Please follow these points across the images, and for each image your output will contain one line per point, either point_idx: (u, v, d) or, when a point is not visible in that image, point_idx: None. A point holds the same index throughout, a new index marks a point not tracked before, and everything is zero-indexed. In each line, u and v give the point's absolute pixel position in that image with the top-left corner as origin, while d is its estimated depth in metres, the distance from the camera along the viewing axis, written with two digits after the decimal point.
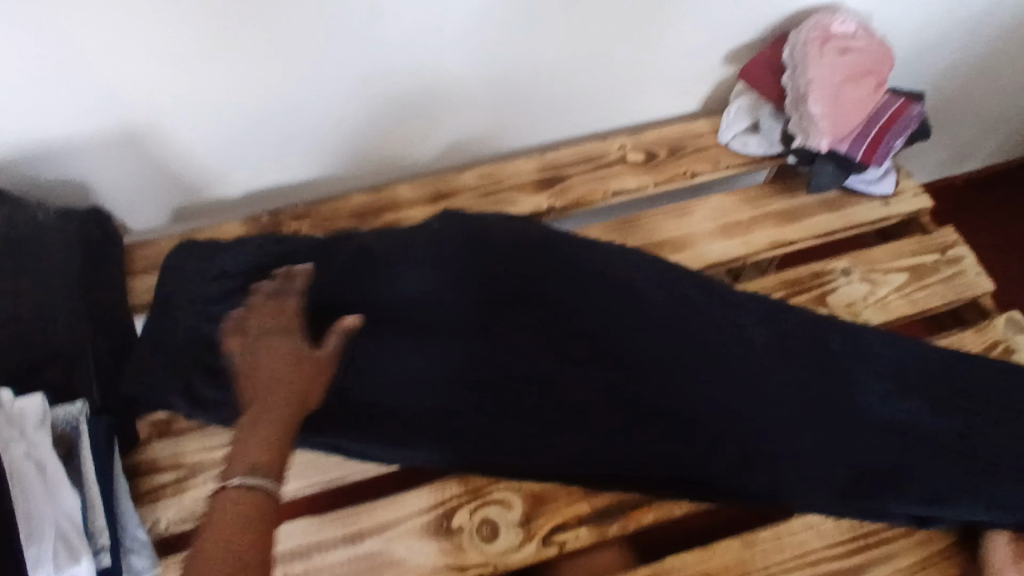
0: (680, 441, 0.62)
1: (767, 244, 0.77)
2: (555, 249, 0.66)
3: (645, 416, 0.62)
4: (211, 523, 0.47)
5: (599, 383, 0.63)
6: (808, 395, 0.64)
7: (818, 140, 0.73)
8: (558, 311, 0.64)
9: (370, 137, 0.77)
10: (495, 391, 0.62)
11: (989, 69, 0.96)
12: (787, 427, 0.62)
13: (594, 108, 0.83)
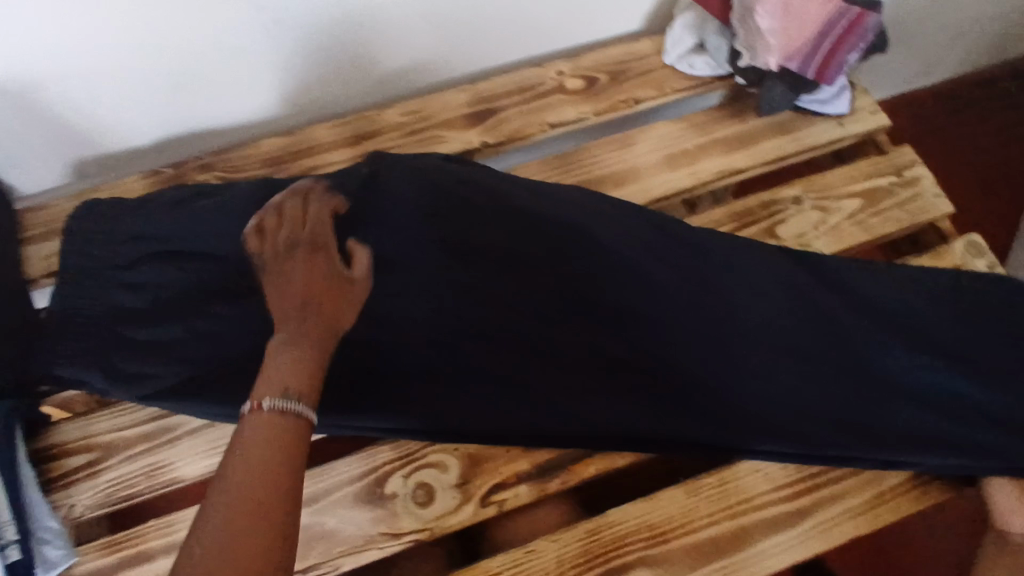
0: (636, 397, 0.58)
1: (715, 173, 0.72)
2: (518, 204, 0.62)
3: (598, 372, 0.59)
4: (239, 444, 0.39)
5: (553, 340, 0.59)
6: (770, 341, 0.61)
7: (767, 56, 0.68)
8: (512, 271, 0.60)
9: (278, 74, 0.70)
10: (445, 355, 0.58)
11: None
12: (747, 375, 0.60)
13: (528, 30, 0.75)
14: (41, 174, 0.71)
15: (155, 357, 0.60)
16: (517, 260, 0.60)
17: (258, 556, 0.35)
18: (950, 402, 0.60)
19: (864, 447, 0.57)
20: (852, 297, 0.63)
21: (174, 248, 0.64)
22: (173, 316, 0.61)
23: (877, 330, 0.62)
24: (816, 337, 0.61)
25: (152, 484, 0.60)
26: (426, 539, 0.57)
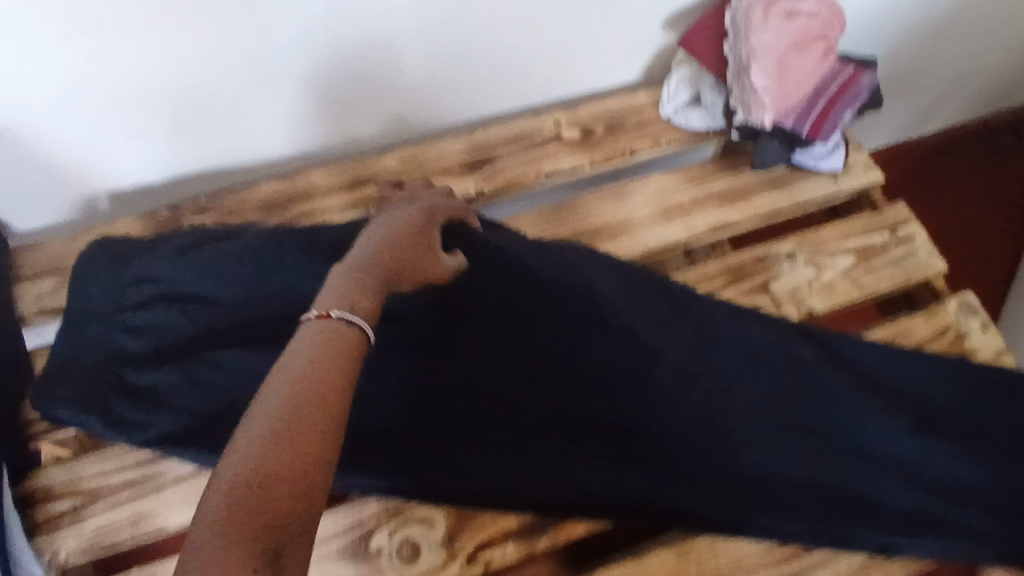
0: (626, 464, 0.59)
1: (710, 226, 0.73)
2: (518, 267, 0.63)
3: (590, 438, 0.60)
4: (288, 354, 0.38)
5: (544, 406, 0.60)
6: (762, 409, 0.61)
7: (761, 114, 0.68)
8: (509, 336, 0.62)
9: (277, 119, 0.70)
10: (443, 417, 0.60)
11: (944, 30, 0.91)
12: (736, 444, 0.60)
13: (526, 80, 0.76)
14: (37, 213, 0.71)
15: (153, 408, 0.59)
16: (514, 325, 0.62)
17: (301, 455, 0.33)
18: (940, 480, 0.60)
19: (855, 524, 0.57)
20: (843, 368, 0.64)
21: (169, 291, 0.64)
22: (181, 362, 0.61)
23: (870, 400, 0.62)
24: (806, 407, 0.62)
25: (136, 532, 0.58)
26: None
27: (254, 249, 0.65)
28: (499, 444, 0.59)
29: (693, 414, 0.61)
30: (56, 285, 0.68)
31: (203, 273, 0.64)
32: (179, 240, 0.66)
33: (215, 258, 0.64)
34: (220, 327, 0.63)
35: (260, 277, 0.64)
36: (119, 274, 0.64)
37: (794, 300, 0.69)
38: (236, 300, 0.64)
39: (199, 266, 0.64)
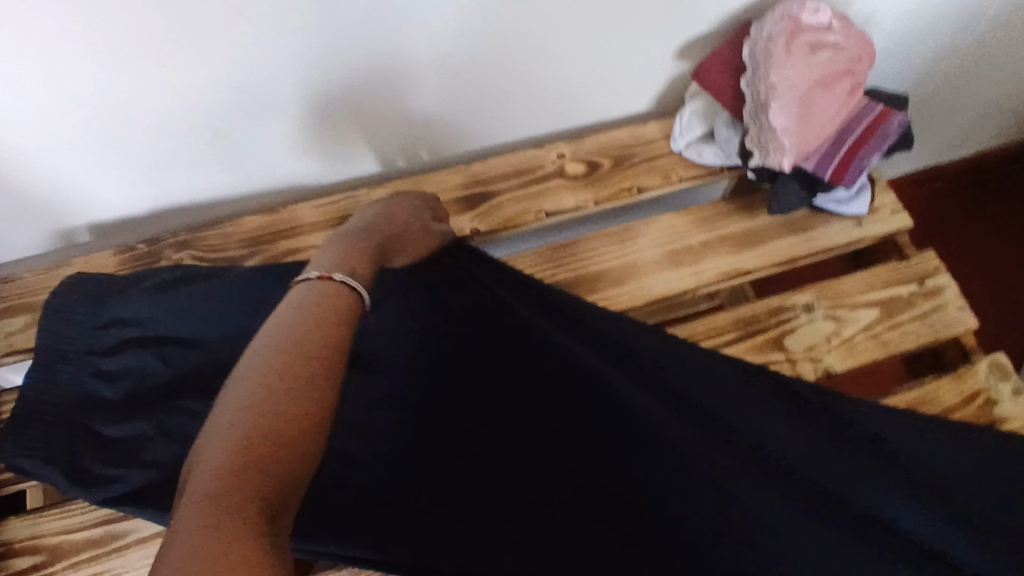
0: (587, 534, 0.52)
1: (721, 272, 0.68)
2: (502, 305, 0.64)
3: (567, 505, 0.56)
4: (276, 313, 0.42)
5: (532, 471, 0.57)
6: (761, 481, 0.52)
7: (779, 157, 0.63)
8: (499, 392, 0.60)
9: (262, 151, 0.66)
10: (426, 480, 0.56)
11: (990, 60, 0.84)
12: (715, 515, 0.50)
13: (531, 110, 0.71)
14: (16, 243, 0.68)
15: (124, 461, 0.56)
16: (504, 378, 0.61)
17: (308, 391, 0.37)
18: None
19: None
20: (878, 454, 0.56)
21: (143, 335, 0.60)
22: (152, 412, 0.58)
23: (888, 482, 0.53)
24: (807, 476, 0.53)
25: None
26: None
27: (239, 294, 0.62)
28: (482, 514, 0.56)
29: (676, 480, 0.53)
30: (31, 322, 0.65)
31: (180, 317, 0.61)
32: (159, 280, 0.63)
33: (196, 301, 0.61)
34: (193, 373, 0.60)
35: (239, 323, 0.61)
36: (89, 316, 0.60)
37: (812, 356, 0.64)
38: (213, 341, 0.61)
39: (177, 309, 0.61)
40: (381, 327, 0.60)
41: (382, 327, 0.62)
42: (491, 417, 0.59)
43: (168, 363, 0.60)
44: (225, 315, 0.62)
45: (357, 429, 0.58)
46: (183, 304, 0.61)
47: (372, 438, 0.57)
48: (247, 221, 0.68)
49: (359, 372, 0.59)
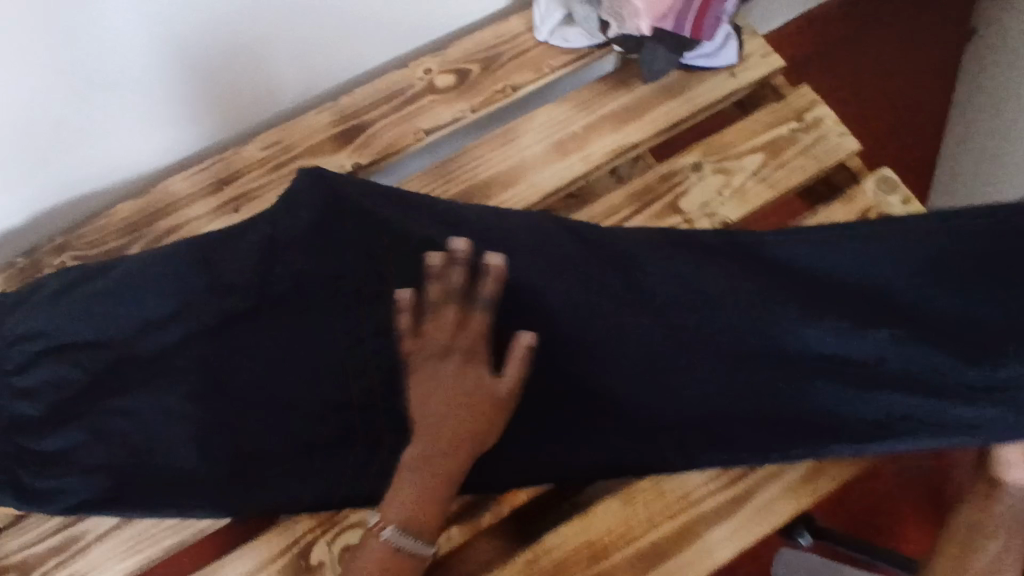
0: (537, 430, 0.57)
1: (609, 152, 0.68)
2: (397, 228, 0.60)
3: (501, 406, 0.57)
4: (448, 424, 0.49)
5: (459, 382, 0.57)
6: (692, 350, 0.57)
7: (636, 22, 0.64)
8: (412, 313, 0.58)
9: (116, 133, 0.63)
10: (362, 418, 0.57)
11: None
12: (651, 390, 0.57)
13: (382, 31, 0.69)
14: None
15: (59, 472, 0.55)
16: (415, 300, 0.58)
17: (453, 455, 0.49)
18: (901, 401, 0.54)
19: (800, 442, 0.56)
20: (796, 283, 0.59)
21: (48, 344, 0.58)
22: (79, 417, 0.56)
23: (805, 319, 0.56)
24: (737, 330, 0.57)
25: None
26: None
27: (123, 280, 0.59)
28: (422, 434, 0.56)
29: (615, 365, 0.57)
30: None
31: (76, 320, 0.58)
32: (45, 287, 0.60)
33: (89, 298, 0.59)
34: (104, 374, 0.58)
35: (141, 308, 0.59)
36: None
37: (702, 219, 0.66)
38: (122, 333, 0.59)
39: (72, 310, 0.58)
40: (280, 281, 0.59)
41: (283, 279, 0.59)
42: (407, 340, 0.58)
43: (75, 365, 0.58)
44: (121, 304, 0.59)
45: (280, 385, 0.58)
46: (77, 304, 0.59)
47: (297, 393, 0.57)
48: (127, 209, 0.66)
49: (267, 330, 0.58)
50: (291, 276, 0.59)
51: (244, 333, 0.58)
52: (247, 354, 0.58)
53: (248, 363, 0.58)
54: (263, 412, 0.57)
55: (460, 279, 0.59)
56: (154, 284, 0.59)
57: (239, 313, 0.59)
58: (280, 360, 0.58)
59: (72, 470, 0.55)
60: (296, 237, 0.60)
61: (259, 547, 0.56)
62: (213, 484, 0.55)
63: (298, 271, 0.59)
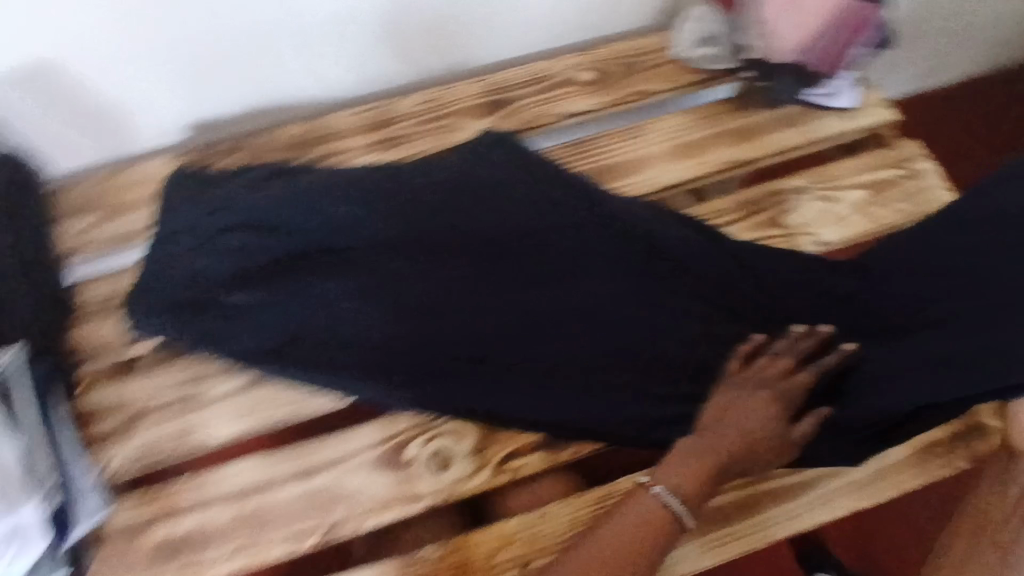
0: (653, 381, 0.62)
1: (727, 162, 0.75)
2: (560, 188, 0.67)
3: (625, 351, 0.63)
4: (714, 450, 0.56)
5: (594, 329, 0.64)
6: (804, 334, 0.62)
7: (774, 54, 0.73)
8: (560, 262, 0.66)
9: (316, 58, 0.72)
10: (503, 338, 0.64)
11: None
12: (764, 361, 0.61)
13: (544, 20, 0.78)
14: (80, 154, 0.72)
15: (239, 326, 0.63)
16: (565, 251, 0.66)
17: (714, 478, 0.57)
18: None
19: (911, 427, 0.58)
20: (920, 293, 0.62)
21: (242, 216, 0.65)
22: (262, 285, 0.64)
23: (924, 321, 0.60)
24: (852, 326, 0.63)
25: (182, 445, 0.61)
26: (443, 503, 0.60)
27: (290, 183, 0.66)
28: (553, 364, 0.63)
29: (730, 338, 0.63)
30: (98, 221, 0.68)
31: (271, 204, 0.65)
32: (257, 173, 0.68)
33: (287, 191, 0.66)
34: (290, 255, 0.65)
35: (330, 204, 0.66)
36: (201, 203, 0.65)
37: (802, 235, 0.72)
38: (304, 225, 0.65)
39: (274, 194, 0.66)
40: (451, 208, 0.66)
41: (455, 205, 0.66)
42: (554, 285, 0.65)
43: (243, 241, 0.64)
44: (310, 200, 0.66)
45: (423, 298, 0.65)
46: (280, 190, 0.66)
47: (429, 311, 0.64)
48: (299, 126, 0.73)
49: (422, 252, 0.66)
50: (462, 208, 0.67)
51: (417, 250, 0.66)
52: (417, 265, 0.65)
53: (396, 268, 0.65)
54: (405, 316, 0.64)
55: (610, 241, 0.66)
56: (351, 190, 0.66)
57: (398, 222, 0.66)
58: (443, 284, 0.65)
59: (253, 328, 0.63)
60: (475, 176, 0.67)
61: (360, 436, 0.62)
62: (363, 368, 0.62)
63: (470, 205, 0.67)
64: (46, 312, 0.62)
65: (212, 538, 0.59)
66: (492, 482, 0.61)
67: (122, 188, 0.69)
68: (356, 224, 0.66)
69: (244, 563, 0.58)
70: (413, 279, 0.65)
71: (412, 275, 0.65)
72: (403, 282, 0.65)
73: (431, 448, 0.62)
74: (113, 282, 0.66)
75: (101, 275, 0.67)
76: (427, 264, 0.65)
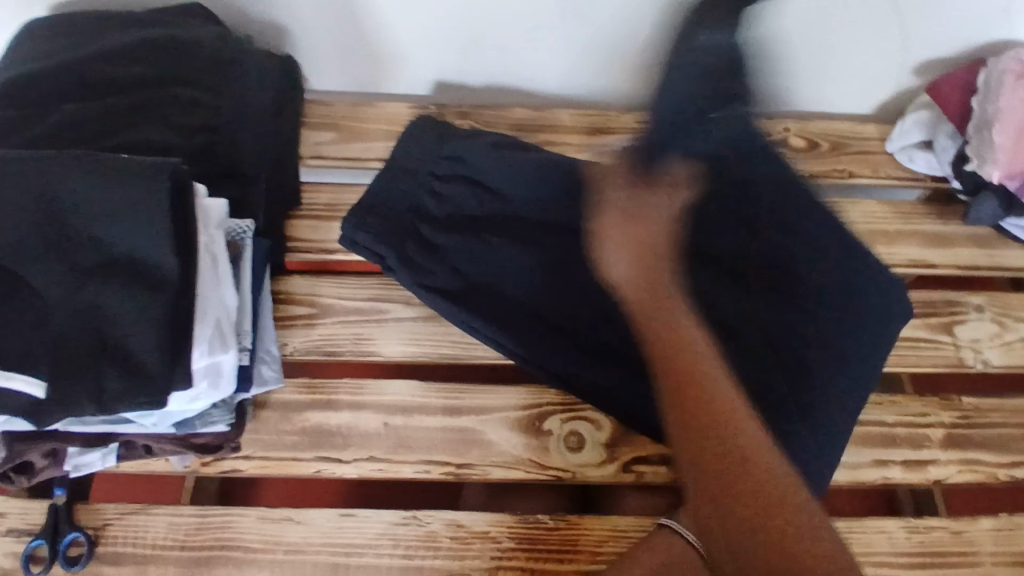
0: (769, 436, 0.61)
1: (910, 259, 0.77)
2: (728, 238, 0.72)
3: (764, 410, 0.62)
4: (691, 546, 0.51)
5: (747, 377, 0.64)
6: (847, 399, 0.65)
7: (988, 168, 0.71)
8: (732, 309, 0.67)
9: (559, 60, 0.79)
10: None
11: None
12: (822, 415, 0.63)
13: (774, 81, 0.83)
14: (336, 79, 0.81)
15: (429, 262, 0.66)
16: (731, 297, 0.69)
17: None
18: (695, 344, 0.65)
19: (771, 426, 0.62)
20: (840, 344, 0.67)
21: (473, 175, 0.70)
22: (462, 231, 0.67)
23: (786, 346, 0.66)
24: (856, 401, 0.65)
25: (355, 349, 0.67)
26: (567, 479, 0.63)
27: (517, 152, 0.71)
28: (694, 394, 0.63)
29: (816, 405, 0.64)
30: (336, 139, 0.77)
31: (500, 171, 0.70)
32: (492, 136, 0.72)
33: (516, 163, 0.70)
34: (495, 216, 0.69)
35: (552, 185, 0.69)
36: (439, 153, 0.71)
37: (964, 352, 0.72)
38: (517, 196, 0.69)
39: (503, 161, 0.70)
40: None
41: None
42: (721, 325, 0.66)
43: (466, 196, 0.69)
44: (532, 174, 0.70)
45: (601, 291, 0.66)
46: (509, 158, 0.70)
47: (609, 296, 0.66)
48: (526, 113, 0.80)
49: None
50: (659, 228, 0.70)
51: None
52: None
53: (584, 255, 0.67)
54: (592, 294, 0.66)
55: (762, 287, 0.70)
56: (572, 179, 0.69)
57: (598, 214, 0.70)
58: None
59: (440, 269, 0.66)
60: (685, 206, 0.72)
61: (508, 396, 0.66)
62: (530, 334, 0.65)
63: (677, 226, 0.70)
64: (277, 199, 0.69)
65: (357, 439, 0.63)
66: (616, 478, 0.64)
67: (365, 119, 0.78)
68: (565, 202, 0.69)
69: (378, 469, 0.62)
70: (600, 275, 0.67)
71: (598, 269, 0.67)
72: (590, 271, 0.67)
73: (568, 427, 0.65)
74: (337, 192, 0.75)
75: (327, 184, 0.75)
76: None
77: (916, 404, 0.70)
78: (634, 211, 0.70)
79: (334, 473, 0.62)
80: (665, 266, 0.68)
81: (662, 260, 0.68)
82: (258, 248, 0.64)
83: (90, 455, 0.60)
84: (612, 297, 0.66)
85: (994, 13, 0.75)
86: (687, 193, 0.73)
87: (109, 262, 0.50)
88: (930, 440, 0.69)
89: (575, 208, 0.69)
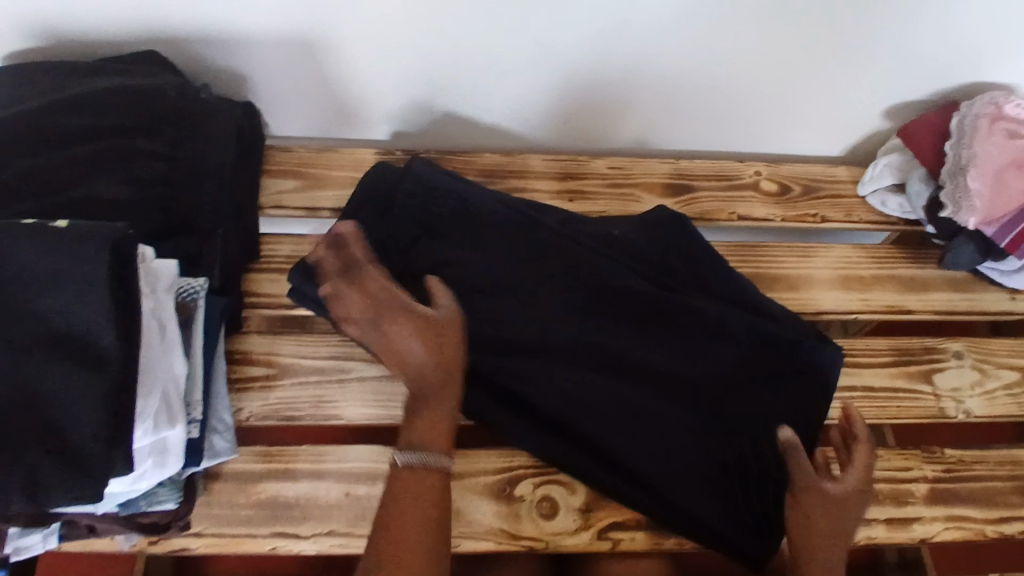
0: (683, 506, 0.60)
1: (885, 305, 0.76)
2: (682, 276, 0.66)
3: (683, 474, 0.60)
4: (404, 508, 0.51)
5: (674, 436, 0.60)
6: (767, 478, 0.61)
7: (966, 216, 0.70)
8: (669, 359, 0.62)
9: (529, 103, 0.77)
10: (583, 416, 0.60)
11: None
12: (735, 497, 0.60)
13: (745, 124, 0.82)
14: (299, 123, 0.78)
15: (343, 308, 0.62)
16: (676, 347, 0.62)
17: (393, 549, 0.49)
18: (619, 425, 0.60)
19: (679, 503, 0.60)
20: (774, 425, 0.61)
21: (408, 210, 0.64)
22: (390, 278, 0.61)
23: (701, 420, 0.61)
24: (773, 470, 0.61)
25: (316, 413, 0.64)
26: (541, 549, 0.61)
27: (456, 187, 0.65)
28: (619, 455, 0.60)
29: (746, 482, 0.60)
30: (298, 187, 0.74)
31: (433, 204, 0.64)
32: (424, 172, 0.65)
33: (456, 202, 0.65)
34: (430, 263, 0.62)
35: (484, 229, 0.64)
36: (376, 188, 0.65)
37: (944, 401, 0.71)
38: (448, 232, 0.64)
39: (441, 201, 0.65)
40: (595, 269, 0.63)
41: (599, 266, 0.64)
42: (656, 379, 0.62)
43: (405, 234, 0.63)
44: (470, 217, 0.65)
45: (533, 342, 0.61)
46: (444, 198, 0.65)
47: (544, 363, 0.61)
48: (494, 158, 0.79)
49: (558, 294, 0.63)
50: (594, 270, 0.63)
51: (553, 294, 0.63)
52: (540, 307, 0.62)
53: (519, 302, 0.62)
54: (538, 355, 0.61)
55: (708, 336, 0.62)
56: (512, 224, 0.65)
57: (554, 262, 0.64)
58: (564, 331, 0.62)
59: None
60: (634, 243, 0.67)
61: (479, 462, 0.63)
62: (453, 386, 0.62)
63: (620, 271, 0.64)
64: (235, 254, 0.66)
65: (317, 511, 0.60)
66: (590, 547, 0.61)
67: (329, 166, 0.76)
68: (512, 246, 0.64)
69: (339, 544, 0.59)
70: (530, 327, 0.62)
71: (527, 319, 0.62)
72: (523, 321, 0.62)
73: (541, 492, 0.62)
74: (298, 244, 0.72)
75: (288, 235, 0.72)
76: (546, 308, 0.62)
77: (897, 458, 0.68)
78: (572, 251, 0.64)
79: (293, 549, 0.58)
80: (603, 312, 0.63)
81: (595, 300, 0.63)
82: (213, 309, 0.61)
83: (31, 537, 0.55)
84: (544, 348, 0.61)
85: (966, 59, 0.74)
86: (629, 230, 0.68)
87: (44, 339, 0.46)
88: (912, 495, 0.67)
89: (513, 248, 0.64)
